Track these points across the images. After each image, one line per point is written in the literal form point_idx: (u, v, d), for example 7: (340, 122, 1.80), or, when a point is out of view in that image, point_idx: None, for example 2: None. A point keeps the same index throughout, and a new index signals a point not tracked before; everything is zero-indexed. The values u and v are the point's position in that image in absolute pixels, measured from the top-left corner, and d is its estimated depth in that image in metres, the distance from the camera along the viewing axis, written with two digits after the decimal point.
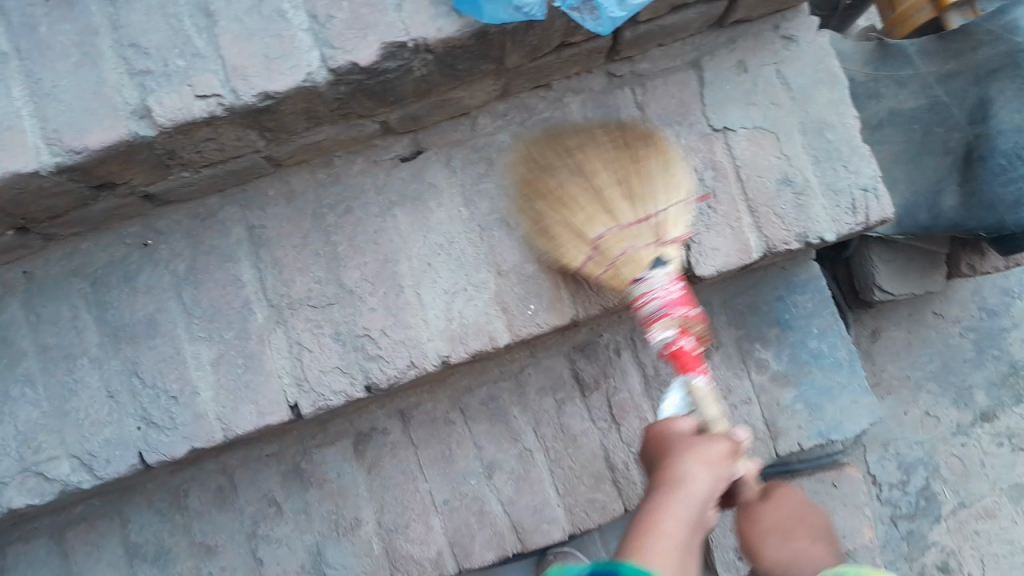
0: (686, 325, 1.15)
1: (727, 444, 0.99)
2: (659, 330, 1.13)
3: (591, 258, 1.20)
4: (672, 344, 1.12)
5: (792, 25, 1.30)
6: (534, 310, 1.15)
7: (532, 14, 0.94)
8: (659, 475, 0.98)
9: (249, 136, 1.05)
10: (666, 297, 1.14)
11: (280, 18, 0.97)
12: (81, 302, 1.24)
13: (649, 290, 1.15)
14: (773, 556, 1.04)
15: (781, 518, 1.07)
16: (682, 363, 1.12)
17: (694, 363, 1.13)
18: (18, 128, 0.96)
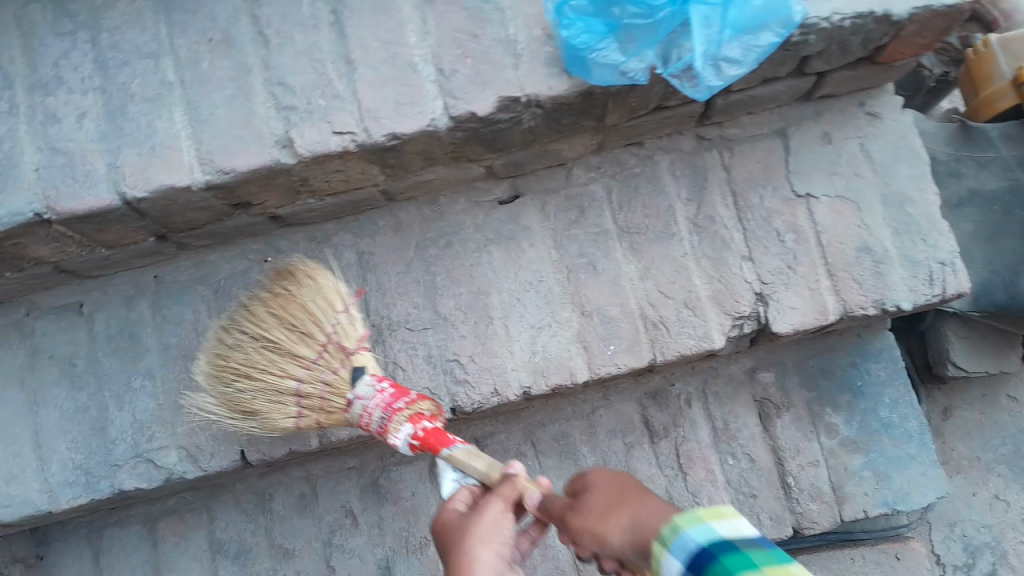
0: (414, 412, 1.17)
1: (496, 504, 1.05)
2: (396, 428, 1.15)
3: (338, 384, 1.27)
4: (412, 437, 1.15)
5: (878, 103, 1.37)
6: (393, 396, 1.19)
7: (636, 78, 1.04)
8: (452, 559, 1.03)
9: (371, 170, 1.18)
10: (376, 400, 1.19)
11: (411, 69, 1.10)
12: (203, 308, 1.38)
13: (362, 405, 1.20)
14: (619, 542, 0.89)
15: (598, 501, 0.95)
16: (429, 447, 1.14)
17: (457, 445, 1.14)
18: (177, 148, 1.09)
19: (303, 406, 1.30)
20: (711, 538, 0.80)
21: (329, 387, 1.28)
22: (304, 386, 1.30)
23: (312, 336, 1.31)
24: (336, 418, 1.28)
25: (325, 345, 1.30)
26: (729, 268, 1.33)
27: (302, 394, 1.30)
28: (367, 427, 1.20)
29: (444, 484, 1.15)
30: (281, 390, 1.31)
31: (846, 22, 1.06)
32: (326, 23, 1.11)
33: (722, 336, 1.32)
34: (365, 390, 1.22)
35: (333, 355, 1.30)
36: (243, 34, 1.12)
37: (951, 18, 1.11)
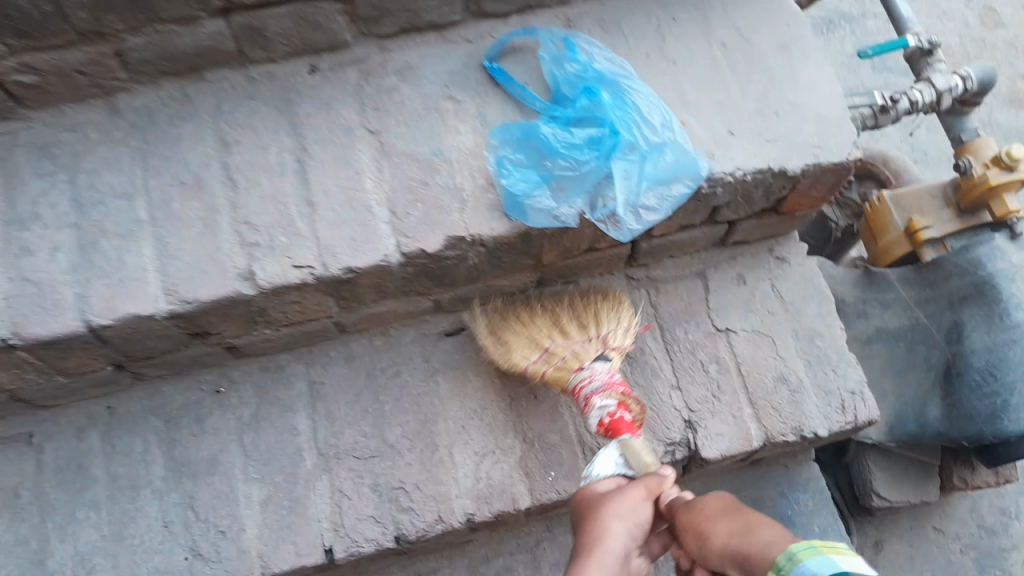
0: (623, 401, 1.29)
1: (640, 488, 1.11)
2: (602, 400, 1.29)
3: (551, 358, 1.39)
4: (607, 414, 1.27)
5: (784, 249, 1.54)
6: (624, 389, 1.31)
7: (567, 222, 1.18)
8: (587, 530, 1.10)
9: (326, 302, 1.27)
10: (609, 379, 1.32)
11: (366, 211, 1.22)
12: (154, 438, 1.40)
13: (589, 374, 1.33)
14: (722, 542, 0.96)
15: (713, 506, 1.03)
16: (615, 428, 1.26)
17: (635, 437, 1.22)
18: (144, 280, 1.17)
19: (545, 359, 1.39)
20: (832, 570, 0.82)
21: (573, 356, 1.38)
22: (554, 347, 1.40)
23: (587, 328, 1.42)
24: (564, 377, 1.37)
25: (598, 339, 1.39)
26: (660, 396, 1.42)
27: (549, 351, 1.40)
28: (581, 389, 1.33)
29: (605, 459, 1.21)
30: (537, 342, 1.42)
31: (748, 177, 1.24)
32: (291, 171, 1.24)
33: (656, 462, 1.39)
34: (601, 367, 1.34)
35: (591, 341, 1.40)
36: (213, 178, 1.24)
37: (837, 174, 1.30)
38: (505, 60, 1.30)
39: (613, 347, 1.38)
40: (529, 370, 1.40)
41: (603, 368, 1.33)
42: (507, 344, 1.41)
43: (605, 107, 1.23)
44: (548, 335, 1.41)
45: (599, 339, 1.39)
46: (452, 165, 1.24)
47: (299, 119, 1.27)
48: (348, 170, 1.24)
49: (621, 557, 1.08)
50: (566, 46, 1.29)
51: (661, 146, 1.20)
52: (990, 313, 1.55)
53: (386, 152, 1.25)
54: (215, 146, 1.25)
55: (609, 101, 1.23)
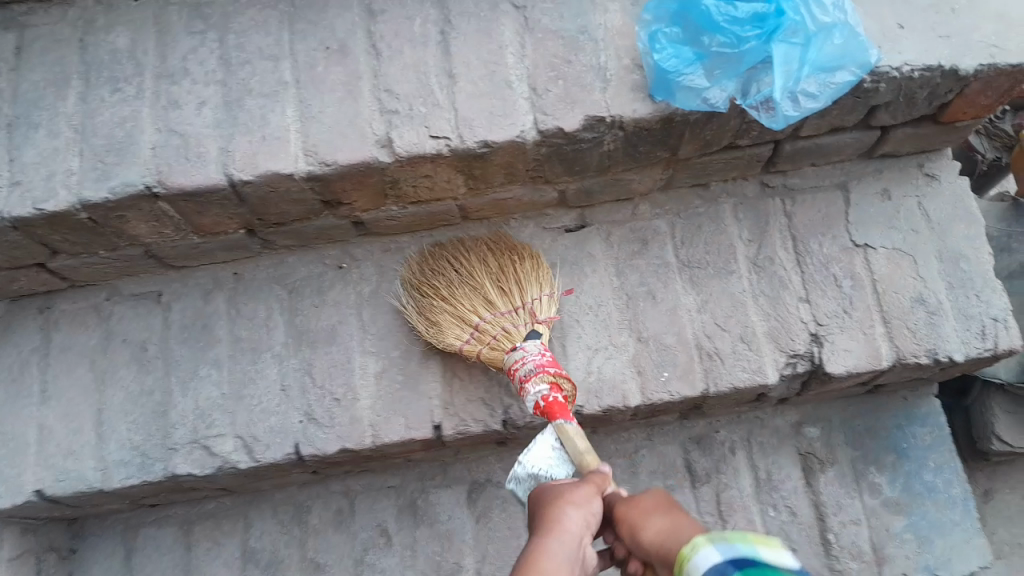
0: (557, 381, 1.24)
1: (588, 484, 1.06)
2: (534, 384, 1.22)
3: (486, 340, 1.31)
4: (541, 399, 1.21)
5: (936, 165, 1.44)
6: (556, 369, 1.24)
7: (717, 106, 1.12)
8: (539, 520, 1.02)
9: (457, 179, 1.26)
10: (542, 360, 1.25)
11: (507, 86, 1.19)
12: (276, 306, 1.43)
13: (522, 356, 1.25)
14: (653, 535, 0.96)
15: (648, 503, 1.02)
16: (550, 412, 1.20)
17: (571, 422, 1.20)
18: (285, 140, 1.18)
19: (477, 338, 1.31)
20: (754, 555, 0.82)
21: (504, 334, 1.30)
22: (483, 325, 1.32)
23: (509, 297, 1.33)
24: (497, 358, 1.30)
25: (522, 311, 1.32)
26: (786, 307, 1.37)
27: (480, 328, 1.32)
28: (515, 371, 1.25)
29: (540, 446, 1.19)
30: (465, 319, 1.33)
31: (915, 74, 1.14)
32: (434, 43, 1.22)
33: (776, 372, 1.34)
34: (531, 345, 1.26)
35: (517, 315, 1.32)
36: (358, 45, 1.22)
37: (1011, 81, 1.20)
38: None
39: (544, 320, 1.32)
40: (465, 350, 1.31)
41: (535, 346, 1.26)
42: (442, 326, 1.32)
43: None
44: (470, 309, 1.33)
45: (526, 313, 1.32)
46: (598, 45, 1.20)
47: None
48: (491, 43, 1.21)
49: (579, 542, 0.99)
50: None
51: (828, 30, 1.11)
52: None
53: (531, 29, 1.21)
54: (361, 14, 1.24)
55: None
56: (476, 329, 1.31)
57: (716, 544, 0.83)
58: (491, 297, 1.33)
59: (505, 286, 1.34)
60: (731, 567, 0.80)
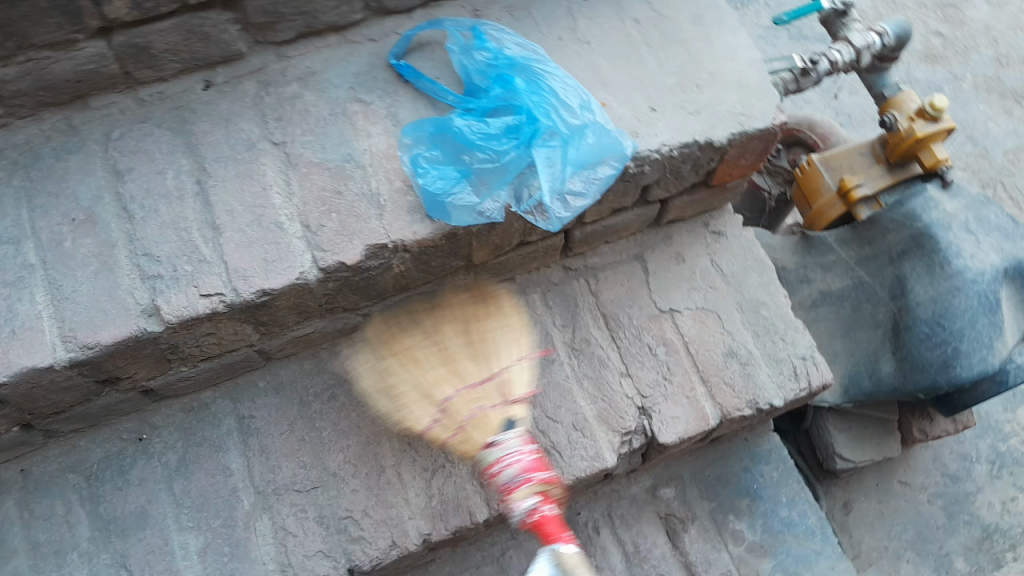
0: (545, 492, 1.12)
1: None
2: (523, 495, 1.10)
3: (450, 416, 1.23)
4: (534, 512, 1.09)
5: (720, 222, 1.52)
6: (544, 477, 1.13)
7: (493, 217, 1.12)
8: None
9: (244, 330, 1.18)
10: (523, 465, 1.13)
11: (278, 228, 1.13)
12: (76, 498, 1.29)
13: (502, 452, 1.15)
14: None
15: None
16: (546, 530, 1.09)
17: (564, 543, 1.08)
18: (39, 329, 1.08)
19: (444, 421, 1.24)
20: None
21: (473, 420, 1.21)
22: (450, 404, 1.24)
23: (480, 365, 1.27)
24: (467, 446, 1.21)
25: (500, 398, 1.24)
26: (610, 386, 1.38)
27: (448, 406, 1.24)
28: (494, 470, 1.14)
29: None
30: (430, 397, 1.25)
31: (674, 152, 1.20)
32: (191, 195, 1.15)
33: (613, 454, 1.34)
34: (512, 441, 1.16)
35: (493, 396, 1.24)
36: (107, 211, 1.14)
37: (766, 140, 1.26)
38: (413, 58, 1.24)
39: (517, 400, 1.24)
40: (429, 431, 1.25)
41: (517, 440, 1.16)
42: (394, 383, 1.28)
43: (518, 93, 1.17)
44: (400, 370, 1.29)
45: (498, 389, 1.25)
46: (365, 170, 1.16)
47: (195, 138, 1.18)
48: (254, 185, 1.15)
49: None
50: (473, 36, 1.23)
51: (583, 128, 1.15)
52: (931, 263, 1.50)
53: (293, 164, 1.16)
54: (107, 177, 1.16)
55: (523, 89, 1.17)
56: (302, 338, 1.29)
57: None
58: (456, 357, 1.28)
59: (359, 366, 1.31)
60: None
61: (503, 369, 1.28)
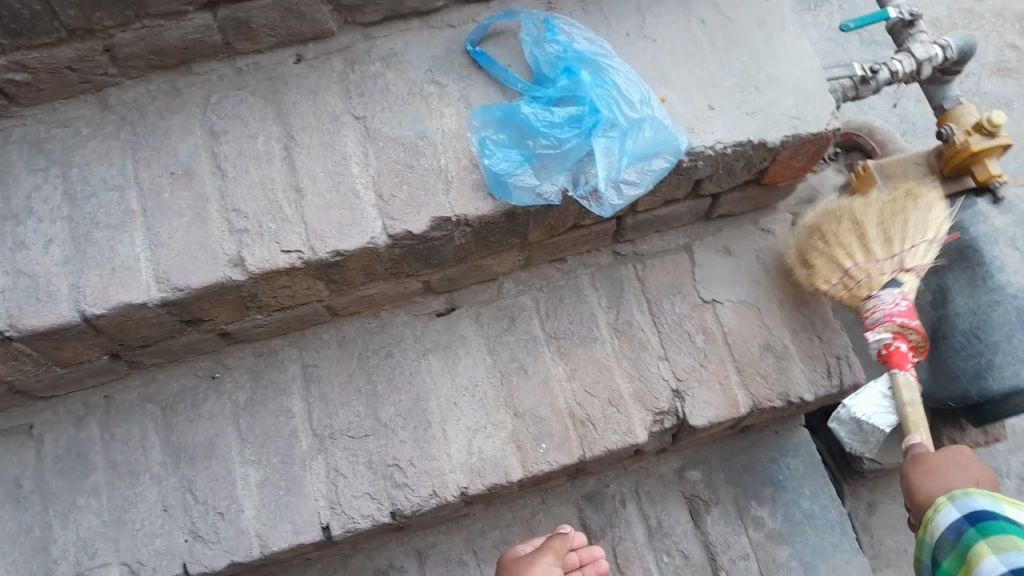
0: (902, 331, 1.39)
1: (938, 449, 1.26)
2: (878, 330, 1.39)
3: (847, 285, 1.47)
4: (884, 346, 1.38)
5: (770, 221, 1.59)
6: (903, 320, 1.39)
7: (551, 199, 1.22)
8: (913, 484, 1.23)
9: (316, 286, 1.29)
10: (894, 309, 1.40)
11: (353, 195, 1.23)
12: (151, 425, 1.43)
13: (876, 302, 1.42)
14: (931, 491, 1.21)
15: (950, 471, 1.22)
16: (890, 360, 1.37)
17: (907, 372, 1.35)
18: (137, 270, 1.20)
19: (842, 283, 1.48)
20: (997, 509, 1.13)
21: (862, 282, 1.45)
22: (854, 270, 1.47)
23: (886, 245, 1.47)
24: (854, 302, 1.48)
25: (893, 260, 1.45)
26: (648, 367, 1.45)
27: (847, 274, 1.47)
28: (867, 312, 1.44)
29: (871, 391, 1.36)
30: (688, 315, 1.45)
31: (728, 150, 1.26)
32: (278, 158, 1.25)
33: (645, 431, 1.42)
34: (887, 295, 1.41)
35: (888, 262, 1.46)
36: (202, 168, 1.25)
37: (817, 145, 1.33)
38: (488, 44, 1.33)
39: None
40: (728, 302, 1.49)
41: (891, 294, 1.42)
42: (810, 270, 1.50)
43: (585, 86, 1.27)
44: (834, 257, 1.49)
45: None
46: (437, 147, 1.25)
47: (285, 107, 1.28)
48: (334, 154, 1.25)
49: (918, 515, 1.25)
50: (546, 28, 1.32)
51: (640, 123, 1.25)
52: (974, 276, 1.55)
53: (372, 138, 1.26)
54: (204, 138, 1.26)
55: (588, 81, 1.27)
56: (845, 275, 1.47)
57: (960, 497, 1.16)
58: (873, 242, 1.48)
59: (804, 257, 1.51)
60: (965, 524, 1.14)
61: (874, 254, 1.46)
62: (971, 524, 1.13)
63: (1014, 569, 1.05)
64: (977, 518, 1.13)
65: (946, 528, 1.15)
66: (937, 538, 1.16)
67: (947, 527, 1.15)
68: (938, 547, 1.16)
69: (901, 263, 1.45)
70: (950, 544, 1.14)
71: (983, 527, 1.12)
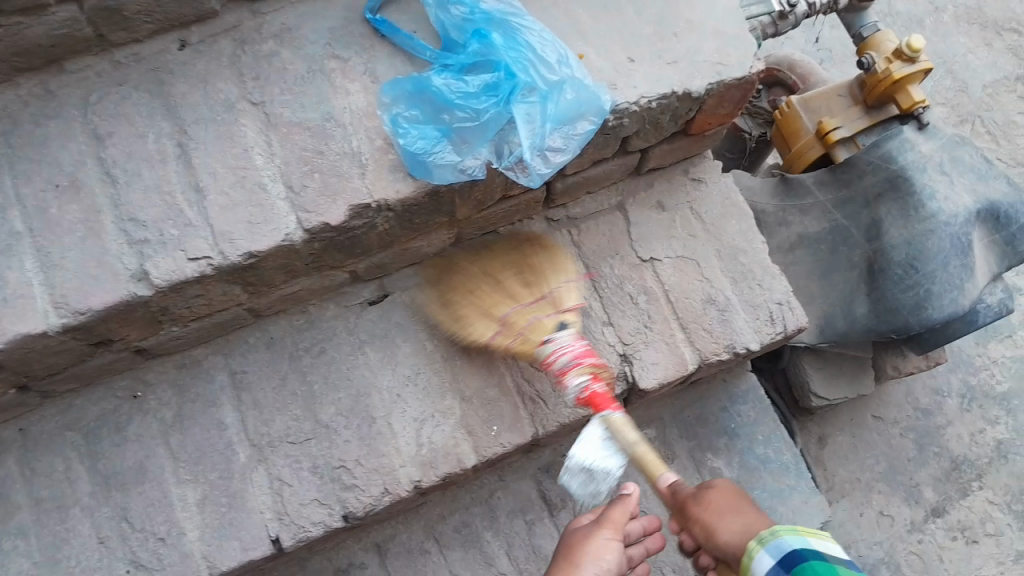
0: (597, 372, 1.28)
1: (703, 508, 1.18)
2: (574, 377, 1.26)
3: (517, 326, 1.35)
4: (584, 390, 1.26)
5: (699, 170, 1.54)
6: (593, 361, 1.29)
7: (475, 174, 1.14)
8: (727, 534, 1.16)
9: (232, 290, 1.20)
10: (578, 352, 1.29)
11: (261, 189, 1.14)
12: (74, 455, 1.32)
13: (557, 347, 1.29)
14: (729, 540, 1.15)
15: (720, 497, 1.19)
16: (594, 403, 1.25)
17: (614, 412, 1.23)
18: (30, 296, 1.09)
19: (505, 331, 1.36)
20: (805, 546, 1.10)
21: (536, 325, 1.34)
22: (515, 317, 1.36)
23: (534, 288, 1.39)
24: (530, 349, 1.33)
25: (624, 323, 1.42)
26: (593, 334, 1.41)
27: (507, 321, 1.36)
28: (551, 363, 1.29)
29: (589, 440, 1.23)
30: (492, 313, 1.37)
31: (653, 104, 1.21)
32: (173, 157, 1.15)
33: None
34: (563, 338, 1.31)
35: (545, 305, 1.37)
36: (89, 175, 1.13)
37: (743, 90, 1.28)
38: (389, 11, 1.23)
39: (569, 308, 1.36)
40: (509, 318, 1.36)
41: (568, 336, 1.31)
42: (477, 324, 1.37)
43: (497, 50, 1.20)
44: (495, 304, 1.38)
45: (551, 301, 1.37)
46: (348, 129, 1.16)
47: (174, 100, 1.17)
48: (234, 146, 1.15)
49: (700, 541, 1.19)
50: None
51: (560, 84, 1.17)
52: (905, 207, 1.54)
53: (274, 124, 1.16)
54: (86, 141, 1.14)
55: (501, 44, 1.20)
56: (556, 305, 1.37)
57: (770, 539, 1.12)
58: (517, 291, 1.39)
59: (530, 285, 1.40)
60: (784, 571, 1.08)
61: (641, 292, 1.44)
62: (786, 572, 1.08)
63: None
64: (792, 563, 1.08)
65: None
66: None
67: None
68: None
69: (565, 306, 1.37)
70: None
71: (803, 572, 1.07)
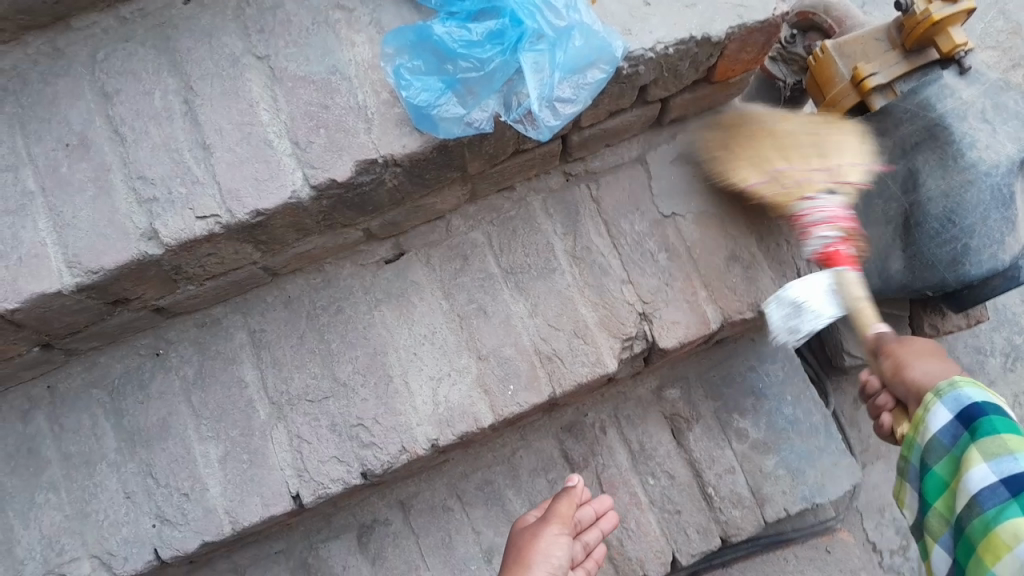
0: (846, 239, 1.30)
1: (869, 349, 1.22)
2: (823, 230, 1.29)
3: (780, 183, 1.38)
4: (826, 246, 1.28)
5: (725, 121, 1.49)
6: (848, 225, 1.32)
7: (482, 127, 1.11)
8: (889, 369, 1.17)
9: (245, 249, 1.20)
10: (835, 213, 1.32)
11: (267, 146, 1.13)
12: (100, 412, 1.35)
13: (816, 204, 1.33)
14: (921, 376, 1.12)
15: (917, 347, 1.18)
16: (832, 259, 1.26)
17: (849, 269, 1.25)
18: (44, 255, 1.10)
19: (770, 182, 1.39)
20: (985, 400, 1.01)
21: (803, 184, 1.37)
22: (772, 175, 1.40)
23: (816, 156, 1.41)
24: (786, 201, 1.37)
25: (829, 174, 1.38)
26: (611, 294, 1.39)
27: (776, 175, 1.40)
28: (804, 217, 1.33)
29: (820, 284, 1.22)
30: (766, 165, 1.42)
31: (670, 51, 1.15)
32: (180, 115, 1.14)
33: (614, 359, 1.37)
34: (828, 198, 1.34)
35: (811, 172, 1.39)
36: (99, 134, 1.14)
37: (767, 34, 1.22)
38: None
39: (849, 182, 1.38)
40: (755, 189, 1.40)
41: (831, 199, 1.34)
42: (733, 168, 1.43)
43: None
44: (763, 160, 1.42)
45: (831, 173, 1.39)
46: (353, 82, 1.15)
47: (179, 55, 1.16)
48: (239, 102, 1.14)
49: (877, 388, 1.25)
50: None
51: (568, 31, 1.14)
52: (944, 157, 1.45)
53: (279, 79, 1.15)
54: (96, 101, 1.15)
55: None
56: (776, 174, 1.39)
57: (947, 391, 1.04)
58: (790, 151, 1.42)
59: (733, 163, 1.43)
60: (959, 428, 1.01)
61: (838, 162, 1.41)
62: (964, 427, 1.01)
63: (1007, 479, 0.94)
64: (971, 418, 1.00)
65: (942, 430, 1.03)
66: (928, 441, 1.05)
67: (941, 429, 1.03)
68: (927, 450, 1.05)
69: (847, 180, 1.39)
70: (944, 449, 1.03)
71: (980, 429, 0.99)
